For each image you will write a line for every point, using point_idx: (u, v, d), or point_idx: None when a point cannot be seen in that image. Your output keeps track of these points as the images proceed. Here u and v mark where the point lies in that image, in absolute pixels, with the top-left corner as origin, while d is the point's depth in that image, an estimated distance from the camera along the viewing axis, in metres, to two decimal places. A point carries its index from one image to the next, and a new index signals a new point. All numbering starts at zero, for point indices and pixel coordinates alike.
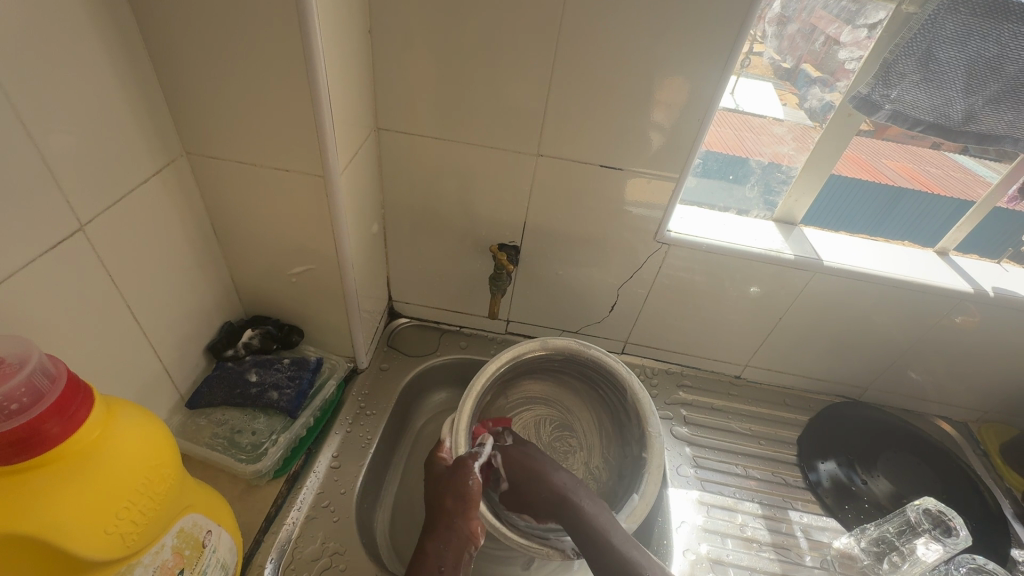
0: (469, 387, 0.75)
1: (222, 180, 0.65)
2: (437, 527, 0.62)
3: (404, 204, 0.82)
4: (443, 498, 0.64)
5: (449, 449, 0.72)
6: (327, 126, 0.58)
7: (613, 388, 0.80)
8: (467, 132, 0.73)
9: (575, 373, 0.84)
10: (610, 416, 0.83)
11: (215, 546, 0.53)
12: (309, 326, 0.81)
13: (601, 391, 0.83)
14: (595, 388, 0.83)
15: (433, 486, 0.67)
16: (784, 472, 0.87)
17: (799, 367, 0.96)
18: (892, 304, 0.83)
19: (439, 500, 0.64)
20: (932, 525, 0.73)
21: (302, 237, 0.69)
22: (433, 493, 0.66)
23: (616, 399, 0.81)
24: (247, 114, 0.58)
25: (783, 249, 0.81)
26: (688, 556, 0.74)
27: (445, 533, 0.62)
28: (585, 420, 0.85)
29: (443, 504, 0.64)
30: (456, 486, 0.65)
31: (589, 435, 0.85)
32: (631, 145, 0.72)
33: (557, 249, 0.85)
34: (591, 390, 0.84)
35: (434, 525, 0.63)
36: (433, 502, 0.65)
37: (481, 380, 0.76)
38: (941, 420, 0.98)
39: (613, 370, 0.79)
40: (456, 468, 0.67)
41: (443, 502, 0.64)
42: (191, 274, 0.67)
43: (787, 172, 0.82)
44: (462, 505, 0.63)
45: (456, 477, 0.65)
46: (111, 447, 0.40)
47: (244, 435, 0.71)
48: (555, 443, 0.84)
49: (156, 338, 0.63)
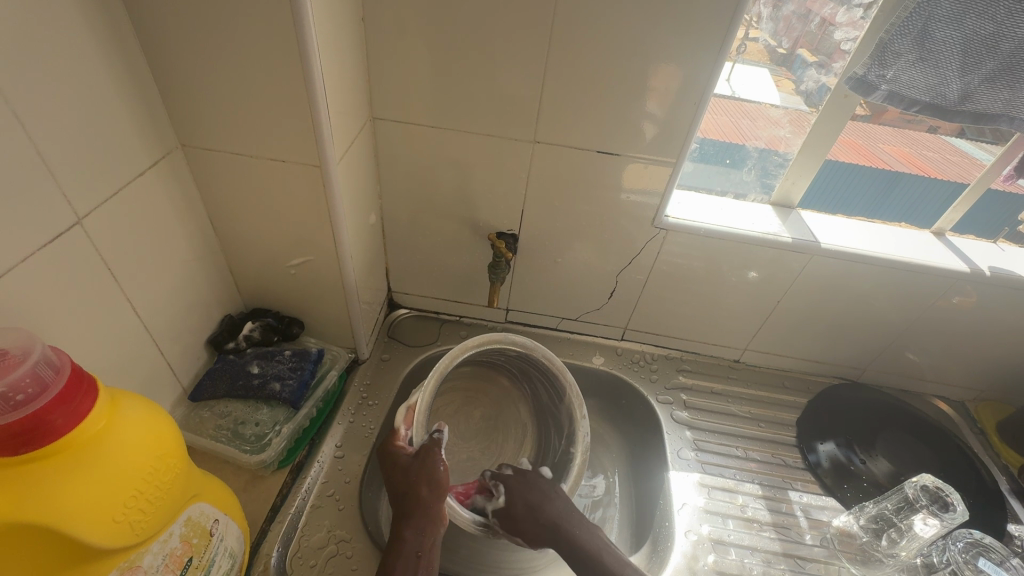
0: (437, 370, 0.73)
1: (218, 172, 0.65)
2: (412, 513, 0.62)
3: (401, 194, 0.82)
4: (409, 485, 0.64)
5: (405, 438, 0.70)
6: (322, 114, 0.58)
7: (552, 391, 0.80)
8: (464, 120, 0.73)
9: (519, 368, 0.85)
10: (540, 411, 0.85)
11: (223, 534, 0.53)
12: (309, 318, 0.81)
13: (537, 388, 0.84)
14: (534, 384, 0.84)
15: (390, 476, 0.65)
16: (784, 454, 0.88)
17: (798, 350, 0.96)
18: (890, 285, 0.84)
19: (411, 488, 0.64)
20: (930, 501, 0.72)
21: (300, 228, 0.69)
22: (395, 481, 0.65)
23: (552, 401, 0.81)
24: (242, 105, 0.58)
25: (780, 233, 0.81)
26: (690, 536, 0.75)
27: (423, 520, 0.61)
28: (515, 408, 0.89)
29: (415, 493, 0.63)
30: (427, 474, 0.65)
31: (520, 422, 0.88)
32: (628, 131, 0.72)
33: (555, 236, 0.85)
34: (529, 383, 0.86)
35: (409, 512, 0.62)
36: (397, 493, 0.64)
37: (443, 365, 0.74)
38: (938, 399, 1.00)
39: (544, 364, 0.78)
40: (419, 456, 0.67)
41: (410, 489, 0.64)
42: (189, 267, 0.67)
43: (784, 156, 0.82)
44: (436, 491, 0.64)
45: (418, 466, 0.66)
46: (115, 439, 0.40)
47: (247, 426, 0.71)
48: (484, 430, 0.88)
49: (158, 331, 0.64)
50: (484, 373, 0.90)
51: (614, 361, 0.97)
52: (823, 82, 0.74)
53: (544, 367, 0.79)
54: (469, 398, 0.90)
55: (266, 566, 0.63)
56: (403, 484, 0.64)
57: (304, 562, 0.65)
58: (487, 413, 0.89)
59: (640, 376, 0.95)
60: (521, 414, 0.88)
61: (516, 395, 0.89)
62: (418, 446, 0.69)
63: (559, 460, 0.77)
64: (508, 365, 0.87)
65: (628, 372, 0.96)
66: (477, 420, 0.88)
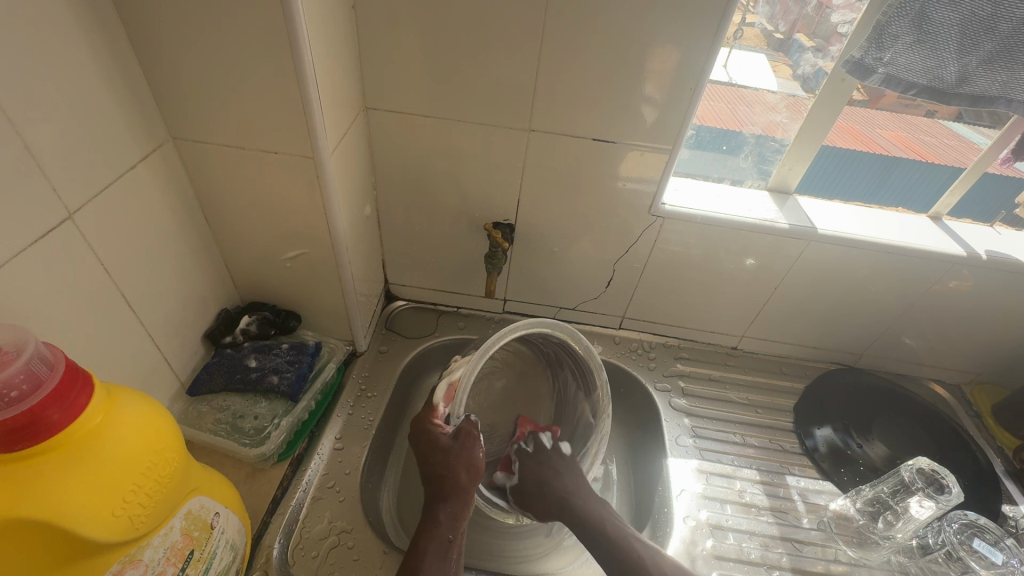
0: (483, 352, 0.66)
1: (211, 165, 0.64)
2: (449, 497, 0.64)
3: (396, 185, 0.82)
4: (449, 469, 0.65)
5: (444, 415, 0.71)
6: (314, 105, 0.57)
7: (583, 380, 0.78)
8: (458, 108, 0.72)
9: (554, 352, 0.81)
10: (562, 393, 0.84)
11: (224, 527, 0.54)
12: (306, 311, 0.81)
13: (566, 374, 0.82)
14: (564, 368, 0.82)
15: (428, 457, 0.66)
16: (781, 439, 0.88)
17: (796, 336, 0.96)
18: (887, 270, 0.83)
19: (451, 472, 0.65)
20: (925, 483, 0.73)
21: (295, 220, 0.69)
22: (433, 462, 0.65)
23: (580, 390, 0.79)
24: (233, 96, 0.57)
25: (777, 219, 0.81)
26: (688, 522, 0.75)
27: (459, 504, 0.64)
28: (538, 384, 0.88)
29: (454, 477, 0.65)
30: (465, 459, 0.66)
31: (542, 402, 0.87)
32: (623, 118, 0.71)
33: (551, 225, 0.85)
34: (558, 366, 0.83)
35: (445, 495, 0.64)
36: (435, 475, 0.65)
37: (492, 345, 0.66)
38: (935, 383, 1.00)
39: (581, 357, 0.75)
40: (458, 438, 0.67)
41: (449, 472, 0.65)
42: (184, 261, 0.67)
43: (780, 141, 0.81)
44: (473, 476, 0.65)
45: (458, 448, 0.66)
46: (112, 434, 0.40)
47: (246, 419, 0.70)
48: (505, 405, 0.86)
49: (154, 326, 0.63)
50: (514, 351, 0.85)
51: (612, 350, 0.97)
52: (819, 65, 0.73)
53: (582, 359, 0.75)
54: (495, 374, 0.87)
55: (269, 557, 0.63)
56: (441, 467, 0.65)
57: (306, 553, 0.65)
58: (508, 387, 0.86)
59: (638, 364, 0.96)
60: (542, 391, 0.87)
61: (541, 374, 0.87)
62: (455, 427, 0.68)
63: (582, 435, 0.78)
64: (542, 348, 0.83)
65: (626, 360, 0.96)
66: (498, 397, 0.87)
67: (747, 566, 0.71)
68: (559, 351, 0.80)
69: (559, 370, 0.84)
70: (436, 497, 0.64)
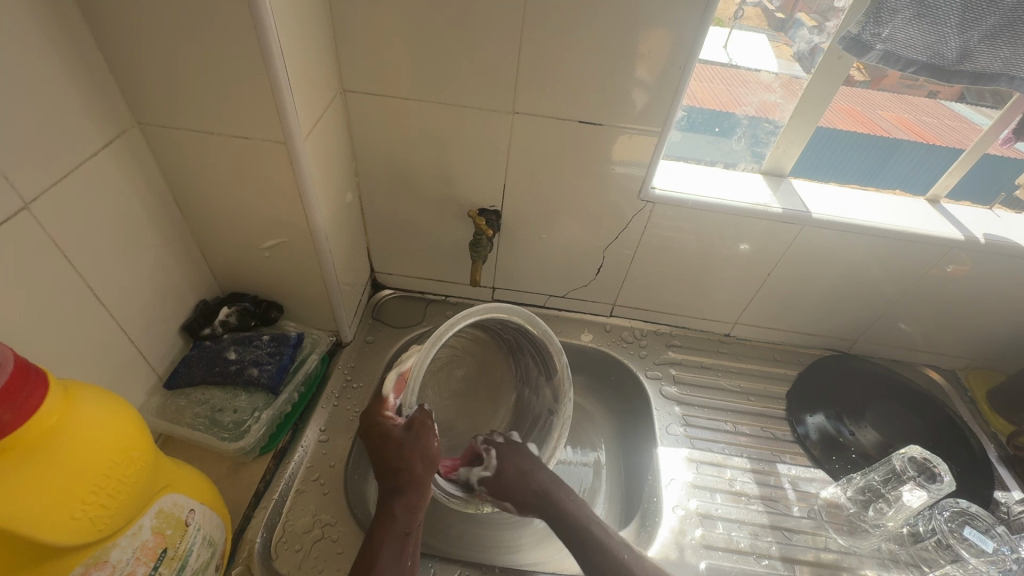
0: (435, 339, 0.64)
1: (180, 151, 0.61)
2: (404, 489, 0.61)
3: (378, 171, 0.79)
4: (405, 462, 0.61)
5: (394, 406, 0.66)
6: (283, 88, 0.55)
7: (543, 366, 0.77)
8: (439, 91, 0.69)
9: (514, 338, 0.79)
10: (524, 379, 0.84)
11: (200, 524, 0.53)
12: (288, 302, 0.79)
13: (525, 362, 0.82)
14: (525, 354, 0.80)
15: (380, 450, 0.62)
16: (772, 427, 0.87)
17: (790, 322, 0.95)
18: (882, 254, 0.82)
19: (405, 465, 0.61)
20: (917, 471, 0.71)
21: (271, 209, 0.67)
22: (387, 455, 0.62)
23: (541, 375, 0.79)
24: (198, 78, 0.55)
25: (770, 203, 0.79)
26: (677, 511, 0.74)
27: (411, 499, 0.61)
28: (502, 372, 0.87)
29: (410, 469, 0.62)
30: (421, 451, 0.62)
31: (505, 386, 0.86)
32: (611, 99, 0.68)
33: (539, 212, 0.82)
34: (520, 352, 0.82)
35: (401, 488, 0.61)
36: (389, 468, 0.61)
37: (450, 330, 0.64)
38: (929, 368, 0.99)
39: (540, 345, 0.75)
40: (411, 429, 0.63)
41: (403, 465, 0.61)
42: (156, 252, 0.65)
43: (775, 123, 0.79)
44: (429, 469, 0.62)
45: (411, 440, 0.62)
46: (71, 433, 0.39)
47: (225, 413, 0.68)
48: (465, 389, 0.85)
49: (126, 319, 0.61)
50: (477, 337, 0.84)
51: (602, 338, 0.96)
52: (816, 43, 0.71)
53: (541, 346, 0.74)
54: (455, 356, 0.83)
55: (251, 551, 0.62)
56: (395, 460, 0.62)
57: (290, 546, 0.64)
58: (475, 370, 0.86)
59: (629, 352, 0.94)
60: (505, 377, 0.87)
61: (505, 360, 0.86)
62: (409, 418, 0.65)
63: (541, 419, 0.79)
64: (503, 333, 0.81)
65: (616, 349, 0.94)
66: (458, 379, 0.85)
67: (737, 555, 0.70)
68: (518, 336, 0.77)
69: (521, 356, 0.82)
70: (392, 491, 0.61)
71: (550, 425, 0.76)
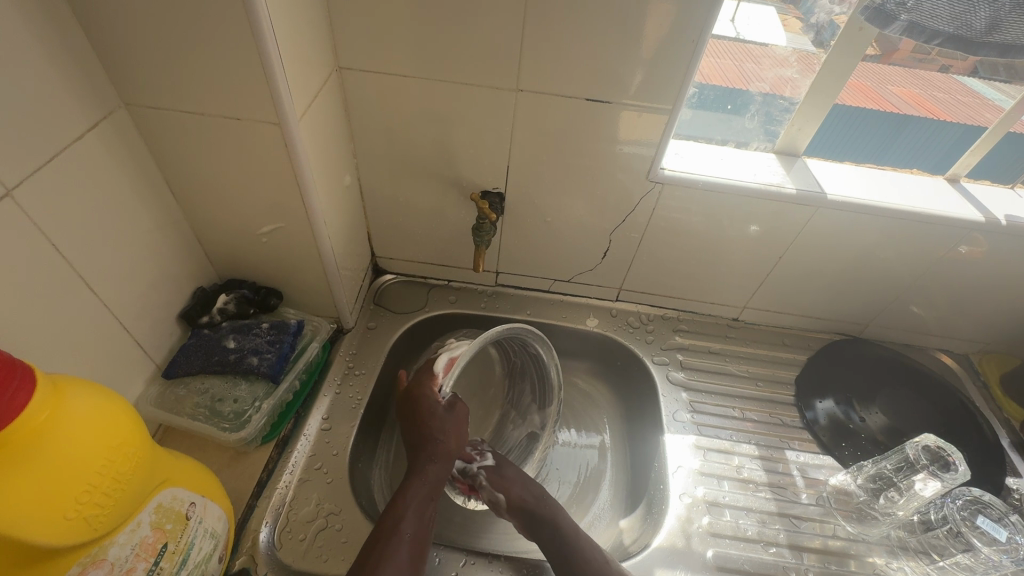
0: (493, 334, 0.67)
1: (171, 134, 0.59)
2: (437, 460, 0.67)
3: (377, 152, 0.77)
4: (444, 436, 0.68)
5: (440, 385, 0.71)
6: (274, 66, 0.52)
7: (541, 395, 0.82)
8: (439, 67, 0.66)
9: (524, 363, 0.84)
10: (513, 403, 0.87)
11: (201, 517, 0.52)
12: (287, 288, 0.77)
13: (521, 386, 0.86)
14: (527, 380, 0.85)
15: (425, 419, 0.68)
16: (781, 413, 0.86)
17: (799, 306, 0.93)
18: (897, 236, 0.79)
19: (445, 438, 0.68)
20: (931, 460, 0.70)
21: (267, 192, 0.64)
22: (430, 426, 0.68)
23: (534, 402, 0.84)
24: (184, 55, 0.52)
25: (784, 184, 0.76)
26: (685, 499, 0.73)
27: (440, 469, 0.66)
28: (492, 387, 0.90)
29: (445, 444, 0.68)
30: (455, 429, 0.70)
31: (493, 400, 0.89)
32: (619, 75, 0.65)
33: (543, 194, 0.80)
34: (522, 375, 0.86)
35: (433, 456, 0.67)
36: (430, 438, 0.67)
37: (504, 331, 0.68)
38: (942, 353, 0.97)
39: (547, 372, 0.80)
40: (451, 411, 0.70)
41: (443, 437, 0.68)
42: (149, 239, 0.63)
43: (790, 100, 0.76)
44: (458, 446, 0.69)
45: (451, 417, 0.70)
46: (60, 434, 0.37)
47: (225, 403, 0.67)
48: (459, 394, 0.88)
49: (119, 309, 0.60)
50: (483, 353, 0.88)
51: (608, 323, 0.94)
52: (836, 26, 0.68)
53: (547, 373, 0.80)
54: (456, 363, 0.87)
55: (255, 541, 0.62)
56: (435, 431, 0.68)
57: (294, 535, 0.64)
58: (472, 383, 0.89)
59: (635, 338, 0.93)
60: (495, 394, 0.89)
61: (499, 381, 0.89)
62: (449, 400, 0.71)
63: (524, 443, 0.82)
64: (513, 356, 0.85)
65: (622, 334, 0.93)
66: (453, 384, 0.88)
67: (744, 543, 0.70)
68: (530, 363, 0.82)
69: (520, 380, 0.87)
70: (425, 459, 0.67)
71: (533, 445, 0.80)
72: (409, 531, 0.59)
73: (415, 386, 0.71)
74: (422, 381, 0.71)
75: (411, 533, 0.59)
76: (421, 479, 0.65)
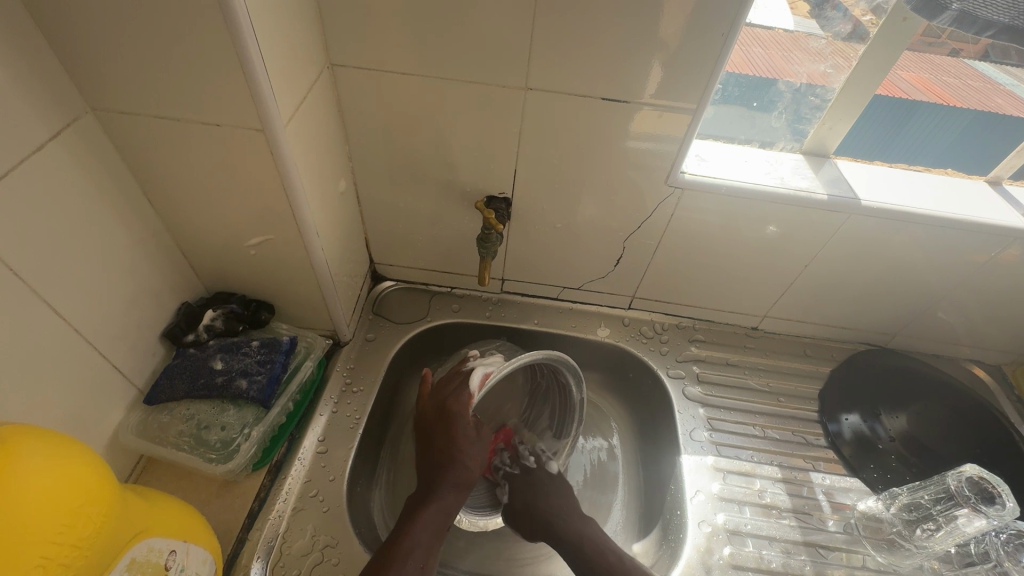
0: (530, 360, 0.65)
1: (145, 141, 0.53)
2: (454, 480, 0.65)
3: (374, 154, 0.71)
4: (470, 460, 0.67)
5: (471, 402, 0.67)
6: (255, 66, 0.46)
7: (560, 423, 0.80)
8: (440, 63, 0.60)
9: (549, 388, 0.80)
10: (528, 422, 0.83)
11: (182, 564, 0.48)
12: (279, 301, 0.72)
13: (539, 409, 0.83)
14: (547, 404, 0.82)
15: (456, 438, 0.66)
16: (804, 431, 0.81)
17: (823, 316, 0.87)
18: (935, 245, 0.73)
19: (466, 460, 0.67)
20: (973, 493, 0.63)
21: (253, 202, 0.59)
22: (460, 448, 0.66)
23: (551, 427, 0.81)
24: (154, 55, 0.46)
25: (814, 189, 0.70)
26: (704, 528, 0.69)
27: (456, 497, 0.65)
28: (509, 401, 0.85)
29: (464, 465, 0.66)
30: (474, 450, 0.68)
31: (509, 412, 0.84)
32: (637, 71, 0.59)
33: (553, 199, 0.74)
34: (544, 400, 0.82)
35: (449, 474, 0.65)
36: (457, 462, 0.66)
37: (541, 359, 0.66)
38: (974, 364, 0.91)
39: (575, 404, 0.76)
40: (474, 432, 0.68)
41: (467, 459, 0.67)
42: (125, 255, 0.58)
43: (822, 96, 0.69)
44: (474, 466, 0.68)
45: (477, 440, 0.69)
46: (14, 498, 0.33)
47: (212, 431, 0.62)
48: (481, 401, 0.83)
49: (93, 333, 0.55)
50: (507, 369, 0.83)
51: (620, 332, 0.89)
52: (850, 21, 0.64)
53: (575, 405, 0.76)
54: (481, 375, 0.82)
55: None
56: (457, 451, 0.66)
57: (287, 571, 0.59)
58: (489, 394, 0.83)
59: (649, 349, 0.87)
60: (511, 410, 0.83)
61: (519, 397, 0.83)
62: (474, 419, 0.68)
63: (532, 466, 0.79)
64: (539, 377, 0.81)
65: (636, 345, 0.88)
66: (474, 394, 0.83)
67: None
68: (555, 390, 0.79)
69: (539, 402, 0.83)
70: (446, 483, 0.65)
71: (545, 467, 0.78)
72: (414, 565, 0.57)
73: (450, 397, 0.66)
74: (457, 394, 0.66)
75: (418, 567, 0.57)
76: (437, 502, 0.63)
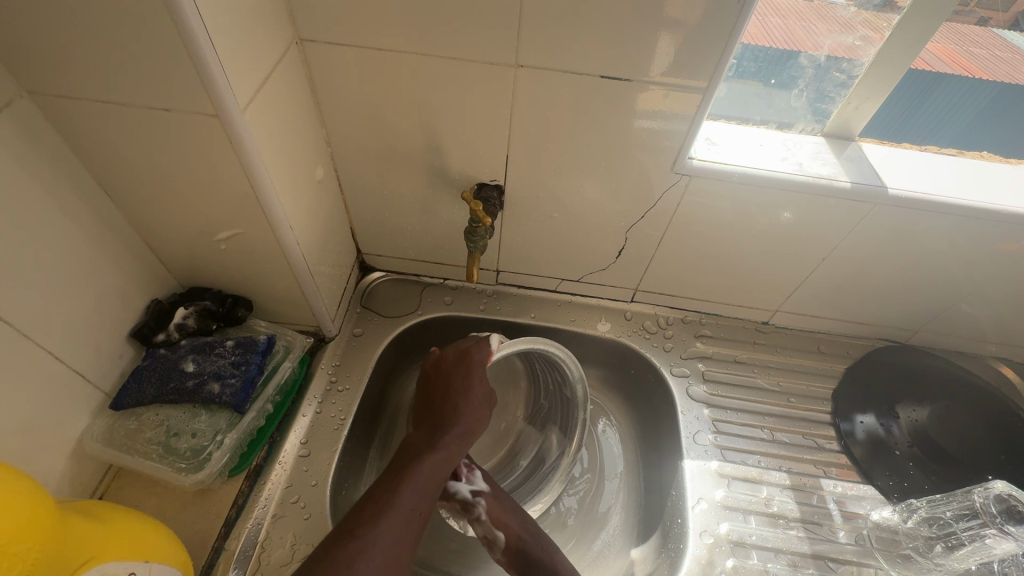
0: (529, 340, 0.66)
1: (91, 128, 0.48)
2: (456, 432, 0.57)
3: (354, 139, 0.66)
4: (479, 416, 0.60)
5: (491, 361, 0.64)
6: (201, 44, 0.41)
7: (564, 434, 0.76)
8: (419, 39, 0.54)
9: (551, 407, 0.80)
10: (532, 437, 0.80)
11: None
12: (257, 297, 0.68)
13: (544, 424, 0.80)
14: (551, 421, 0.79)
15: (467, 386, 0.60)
16: (815, 435, 0.76)
17: (840, 311, 0.82)
18: (967, 238, 0.67)
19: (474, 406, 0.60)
20: (998, 512, 0.59)
21: (217, 194, 0.54)
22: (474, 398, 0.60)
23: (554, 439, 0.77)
24: (87, 32, 0.41)
25: (836, 176, 0.64)
26: (706, 539, 0.65)
27: (460, 448, 0.57)
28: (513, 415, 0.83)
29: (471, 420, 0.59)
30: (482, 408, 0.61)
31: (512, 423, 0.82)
32: (639, 46, 0.53)
33: (548, 187, 0.69)
34: (543, 423, 0.80)
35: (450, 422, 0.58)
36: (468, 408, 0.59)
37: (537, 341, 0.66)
38: (1002, 364, 0.85)
39: (575, 411, 0.75)
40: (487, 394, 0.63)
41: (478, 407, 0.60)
42: (80, 253, 0.54)
43: (848, 70, 0.62)
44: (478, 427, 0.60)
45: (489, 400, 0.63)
46: None
47: (182, 438, 0.60)
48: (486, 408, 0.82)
49: (47, 337, 0.51)
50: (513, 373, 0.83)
51: (621, 327, 0.84)
52: None
53: (574, 408, 0.75)
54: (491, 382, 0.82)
55: None
56: (466, 397, 0.60)
57: None
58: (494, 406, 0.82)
59: (652, 345, 0.83)
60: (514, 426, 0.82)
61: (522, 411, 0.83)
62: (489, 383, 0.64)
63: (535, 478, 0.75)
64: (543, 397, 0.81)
65: (638, 340, 0.83)
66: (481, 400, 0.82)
67: None
68: (558, 408, 0.78)
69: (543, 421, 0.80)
70: (455, 426, 0.57)
71: (550, 475, 0.73)
72: (408, 503, 0.49)
73: (472, 346, 0.64)
74: (479, 345, 0.64)
75: (412, 507, 0.49)
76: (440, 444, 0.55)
